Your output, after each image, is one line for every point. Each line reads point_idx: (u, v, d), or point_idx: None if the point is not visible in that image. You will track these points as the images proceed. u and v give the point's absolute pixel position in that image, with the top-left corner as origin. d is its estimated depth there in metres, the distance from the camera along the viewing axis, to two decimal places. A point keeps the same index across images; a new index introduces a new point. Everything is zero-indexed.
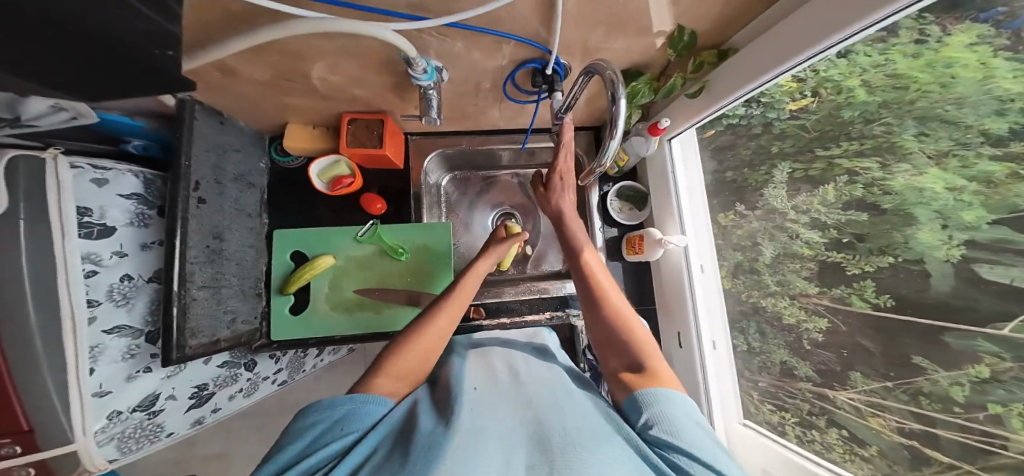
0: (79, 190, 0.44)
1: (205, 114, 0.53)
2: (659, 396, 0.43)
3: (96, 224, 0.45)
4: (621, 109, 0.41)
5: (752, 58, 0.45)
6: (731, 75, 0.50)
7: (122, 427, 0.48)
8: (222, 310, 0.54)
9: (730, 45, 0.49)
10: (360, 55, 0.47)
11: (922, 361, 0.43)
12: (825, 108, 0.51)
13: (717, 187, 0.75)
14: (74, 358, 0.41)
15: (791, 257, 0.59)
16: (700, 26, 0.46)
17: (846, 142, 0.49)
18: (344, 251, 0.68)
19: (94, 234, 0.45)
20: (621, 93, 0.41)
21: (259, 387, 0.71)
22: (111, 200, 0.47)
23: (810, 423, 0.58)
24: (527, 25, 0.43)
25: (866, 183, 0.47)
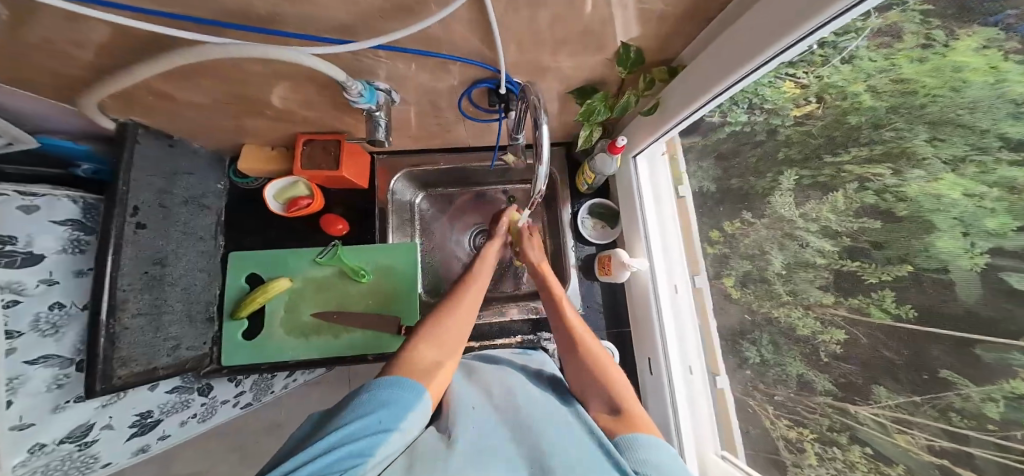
0: (5, 218, 0.43)
1: (151, 137, 0.54)
2: (641, 437, 0.44)
3: (19, 252, 0.44)
4: (546, 135, 0.40)
5: (701, 73, 0.42)
6: (682, 93, 0.48)
7: (46, 460, 0.47)
8: (162, 337, 0.53)
9: (679, 61, 0.47)
10: (298, 78, 0.45)
11: (950, 374, 0.35)
12: (830, 115, 0.45)
13: (721, 195, 0.67)
14: None
15: (801, 265, 0.52)
16: (646, 43, 0.43)
17: (855, 149, 0.43)
18: (301, 272, 0.68)
19: (17, 262, 0.44)
20: (544, 120, 0.39)
21: (216, 411, 0.72)
22: (42, 227, 0.47)
23: (830, 439, 0.49)
24: (468, 47, 0.41)
25: (877, 190, 0.41)
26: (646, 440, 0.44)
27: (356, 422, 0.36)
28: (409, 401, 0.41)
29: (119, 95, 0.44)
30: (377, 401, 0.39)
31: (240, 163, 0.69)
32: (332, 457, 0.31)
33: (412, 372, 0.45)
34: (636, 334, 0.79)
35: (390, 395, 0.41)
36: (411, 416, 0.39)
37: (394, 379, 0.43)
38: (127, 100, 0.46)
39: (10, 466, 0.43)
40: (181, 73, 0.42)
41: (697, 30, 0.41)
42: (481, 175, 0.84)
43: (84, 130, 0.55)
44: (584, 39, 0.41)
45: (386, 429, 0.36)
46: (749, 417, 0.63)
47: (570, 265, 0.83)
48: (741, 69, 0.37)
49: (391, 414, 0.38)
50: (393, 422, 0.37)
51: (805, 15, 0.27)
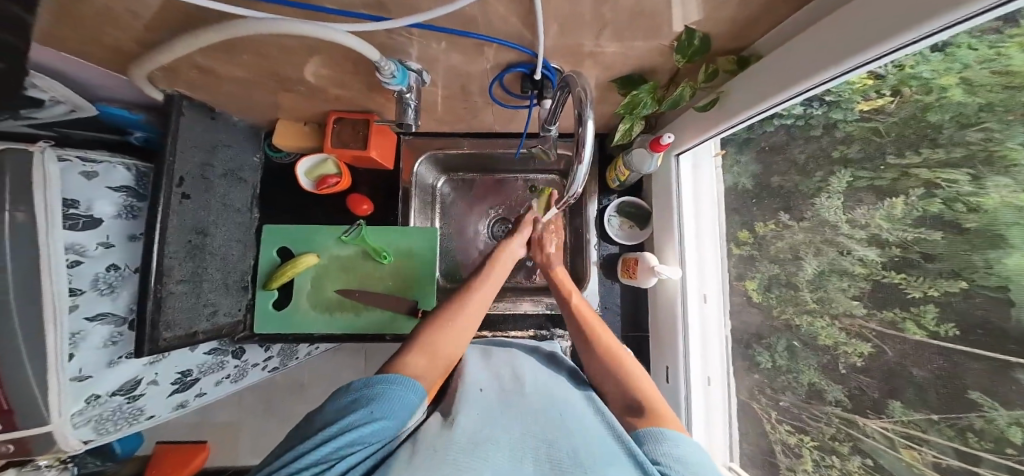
0: (69, 184, 0.48)
1: (194, 110, 0.55)
2: (668, 432, 0.42)
3: (81, 216, 0.49)
4: (591, 129, 0.37)
5: (786, 61, 0.36)
6: (750, 87, 0.43)
7: (99, 410, 0.53)
8: (202, 303, 0.57)
9: (753, 50, 0.42)
10: (333, 55, 0.44)
11: (980, 397, 0.33)
12: (906, 110, 0.39)
13: (758, 193, 0.62)
14: (54, 343, 0.45)
15: (839, 274, 0.48)
16: (715, 28, 0.38)
17: (927, 150, 0.37)
18: (327, 249, 0.71)
19: (79, 225, 0.48)
20: (590, 114, 0.36)
21: (248, 372, 0.78)
22: (100, 193, 0.51)
23: (829, 449, 0.49)
24: (508, 28, 0.38)
25: (946, 199, 0.35)
26: (676, 435, 0.42)
27: (359, 410, 0.38)
28: (404, 391, 0.43)
29: (166, 68, 0.46)
30: (379, 391, 0.42)
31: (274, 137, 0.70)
32: (338, 442, 0.34)
33: (404, 372, 0.46)
34: (654, 343, 0.78)
35: (389, 382, 0.43)
36: (410, 400, 0.42)
37: (387, 376, 0.44)
38: (173, 72, 0.47)
39: (71, 413, 0.49)
40: (220, 47, 0.42)
41: (775, 14, 0.35)
42: (502, 162, 0.82)
43: (136, 101, 0.57)
44: (637, 20, 0.36)
45: (390, 416, 0.39)
46: (748, 418, 0.63)
47: (591, 261, 0.79)
48: (835, 69, 0.31)
49: (397, 402, 0.41)
50: (392, 408, 0.40)
51: (929, 13, 0.22)
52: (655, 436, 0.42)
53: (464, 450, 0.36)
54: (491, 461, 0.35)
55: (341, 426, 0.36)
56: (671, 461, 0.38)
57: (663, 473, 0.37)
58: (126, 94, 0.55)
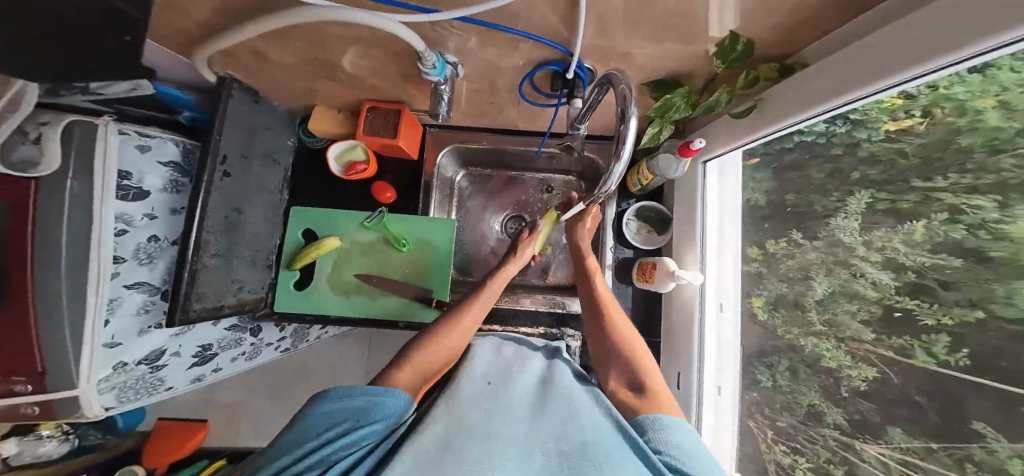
0: (124, 155, 0.50)
1: (243, 93, 0.56)
2: (664, 417, 0.43)
3: (132, 187, 0.51)
4: (632, 127, 0.37)
5: (825, 74, 0.37)
6: (790, 94, 0.42)
7: (124, 377, 0.54)
8: (230, 278, 0.58)
9: (798, 58, 0.42)
10: (383, 47, 0.46)
11: (983, 427, 0.35)
12: (936, 132, 0.38)
13: (771, 210, 0.64)
14: (93, 307, 0.46)
15: (848, 296, 0.50)
16: (757, 34, 0.38)
17: (955, 175, 0.37)
18: (349, 234, 0.73)
19: (129, 196, 0.50)
20: (633, 111, 0.36)
21: (261, 351, 0.80)
22: (152, 166, 0.53)
23: (824, 472, 0.52)
24: (548, 26, 0.39)
25: (971, 224, 0.35)
26: (674, 422, 0.42)
27: (345, 419, 0.38)
28: (388, 399, 0.43)
29: (224, 51, 0.48)
30: (365, 399, 0.42)
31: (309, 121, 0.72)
32: (327, 450, 0.34)
33: (398, 386, 0.47)
34: (666, 348, 0.76)
35: (376, 392, 0.43)
36: (394, 409, 0.43)
37: (373, 387, 0.44)
38: (229, 55, 0.49)
39: (98, 378, 0.50)
40: (280, 33, 0.43)
41: (817, 23, 0.36)
42: (521, 159, 0.83)
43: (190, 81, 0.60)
44: (678, 22, 0.36)
45: (377, 422, 0.39)
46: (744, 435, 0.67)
47: (605, 265, 0.80)
48: (870, 87, 0.32)
49: (383, 409, 0.41)
50: (377, 415, 0.40)
51: (963, 40, 0.22)
52: (654, 424, 0.43)
53: (473, 446, 0.36)
54: (497, 452, 0.36)
55: (324, 438, 0.36)
56: (672, 451, 0.38)
57: (666, 462, 0.37)
58: (184, 75, 0.59)
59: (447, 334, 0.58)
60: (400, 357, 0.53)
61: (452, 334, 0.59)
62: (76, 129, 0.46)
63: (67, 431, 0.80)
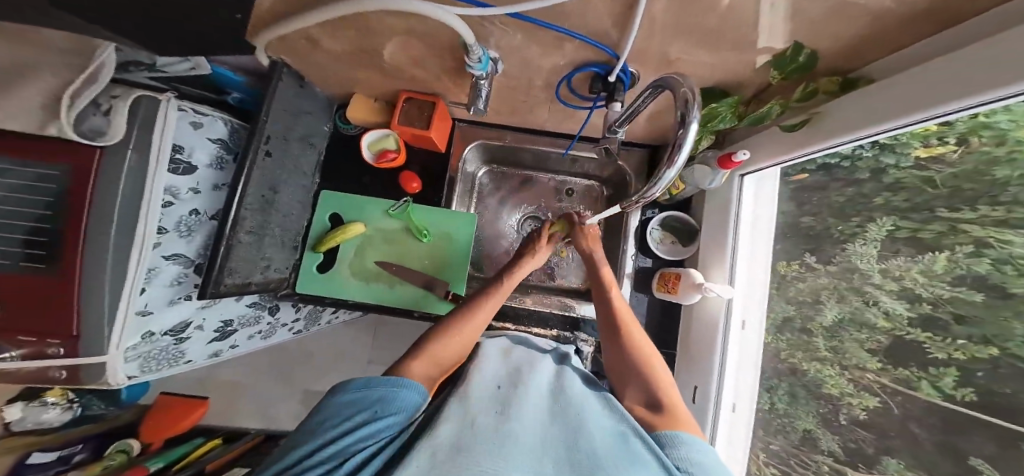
0: (178, 130, 0.50)
1: (289, 77, 0.59)
2: (683, 435, 0.41)
3: (183, 161, 0.51)
4: (692, 133, 0.33)
5: (873, 97, 0.36)
6: (852, 107, 0.39)
7: (149, 347, 0.54)
8: (260, 256, 0.58)
9: (864, 73, 0.39)
10: (429, 37, 0.48)
11: (981, 463, 0.37)
12: (969, 161, 0.39)
13: (783, 230, 0.68)
14: (131, 275, 0.46)
15: (857, 325, 0.52)
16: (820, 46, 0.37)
17: (985, 208, 0.38)
18: (374, 221, 0.75)
19: (179, 170, 0.51)
20: (695, 116, 0.33)
21: (275, 331, 0.81)
22: (201, 142, 0.54)
23: None
24: (597, 28, 0.39)
25: (997, 260, 0.37)
26: (693, 440, 0.40)
27: (363, 410, 0.38)
28: (405, 390, 0.43)
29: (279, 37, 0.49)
30: (383, 390, 0.41)
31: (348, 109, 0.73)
32: (348, 440, 0.34)
33: (411, 377, 0.46)
34: (684, 358, 0.74)
35: (394, 385, 0.43)
36: (410, 400, 0.42)
37: (391, 378, 0.44)
38: (284, 40, 0.51)
39: (126, 346, 0.50)
40: (338, 21, 0.45)
41: (872, 45, 0.36)
42: (544, 159, 0.84)
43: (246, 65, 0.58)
44: (730, 32, 0.36)
45: (394, 414, 0.39)
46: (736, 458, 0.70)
47: (625, 273, 0.78)
48: (914, 115, 0.32)
49: (399, 401, 0.41)
50: (393, 407, 0.40)
51: (1004, 78, 0.22)
52: (672, 441, 0.41)
53: (485, 445, 0.36)
54: (511, 459, 0.35)
55: (336, 432, 0.36)
56: (693, 468, 0.36)
57: None
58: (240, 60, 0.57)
59: (462, 329, 0.58)
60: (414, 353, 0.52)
61: (467, 330, 0.59)
62: (142, 103, 0.46)
63: (70, 401, 0.98)
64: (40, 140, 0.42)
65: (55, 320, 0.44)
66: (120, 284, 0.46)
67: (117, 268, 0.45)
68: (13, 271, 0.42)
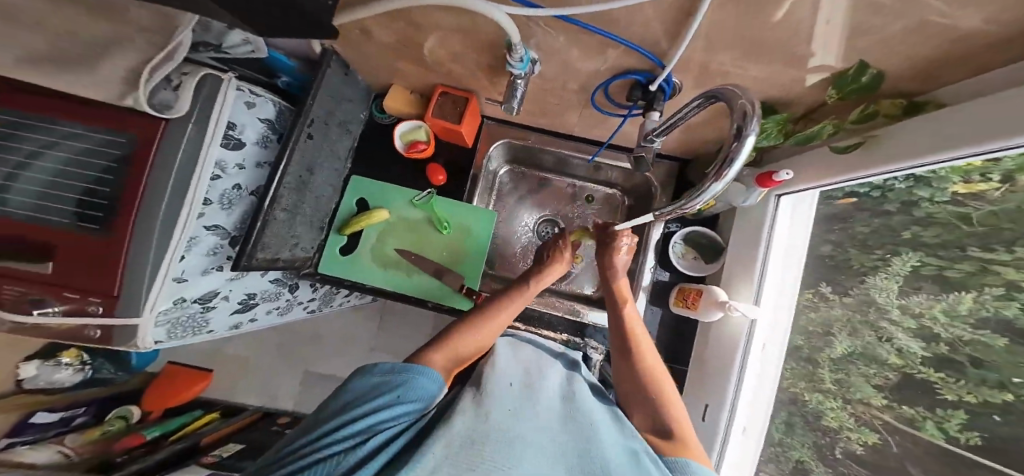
0: (234, 108, 0.50)
1: (337, 65, 0.61)
2: (693, 465, 0.39)
3: (235, 137, 0.51)
4: (747, 146, 0.32)
5: (929, 126, 0.34)
6: (905, 137, 0.37)
7: (177, 314, 0.55)
8: (289, 234, 0.61)
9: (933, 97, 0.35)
10: (470, 33, 0.49)
11: None
12: (1013, 199, 0.37)
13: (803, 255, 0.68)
14: (175, 242, 0.46)
15: (868, 359, 0.54)
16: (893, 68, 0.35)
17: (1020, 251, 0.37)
18: (398, 210, 0.77)
19: (231, 145, 0.51)
20: (752, 129, 0.31)
21: (292, 308, 0.84)
22: (252, 121, 0.54)
23: None
24: (646, 36, 0.39)
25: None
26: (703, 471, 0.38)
27: (386, 393, 0.39)
28: (426, 380, 0.43)
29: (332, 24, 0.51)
30: (406, 376, 0.42)
31: (385, 99, 0.75)
32: (373, 419, 0.35)
33: (433, 366, 0.47)
34: (697, 376, 0.72)
35: (418, 371, 0.43)
36: (429, 389, 0.42)
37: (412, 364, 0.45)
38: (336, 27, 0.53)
39: (157, 310, 0.50)
40: (391, 13, 0.47)
41: (940, 71, 0.33)
42: (568, 163, 0.85)
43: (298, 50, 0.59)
44: (779, 47, 0.36)
45: (414, 401, 0.39)
46: None
47: (641, 286, 0.78)
48: (962, 150, 0.30)
49: (419, 390, 0.41)
50: (414, 395, 0.40)
51: None
52: (682, 470, 0.39)
53: (497, 443, 0.35)
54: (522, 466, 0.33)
55: (358, 412, 0.36)
56: None
57: None
58: (293, 45, 0.58)
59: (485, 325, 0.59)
60: (434, 345, 0.52)
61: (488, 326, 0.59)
62: (208, 81, 0.46)
63: (81, 364, 1.09)
64: (113, 108, 0.43)
65: (100, 278, 0.43)
66: (161, 252, 0.45)
67: (162, 235, 0.45)
68: (68, 229, 0.42)
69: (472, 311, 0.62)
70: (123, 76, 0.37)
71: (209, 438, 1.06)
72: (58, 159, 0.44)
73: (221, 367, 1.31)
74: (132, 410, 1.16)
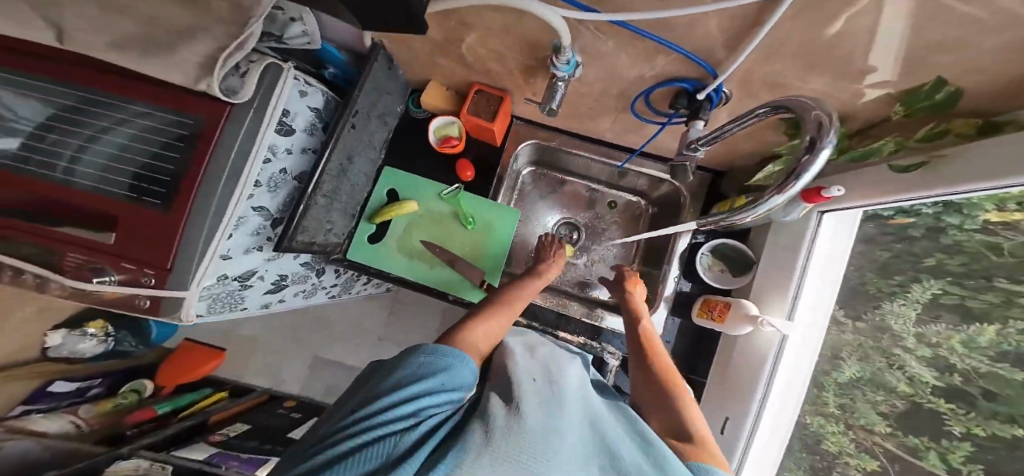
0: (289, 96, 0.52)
1: (383, 59, 0.63)
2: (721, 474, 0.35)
3: (287, 124, 0.53)
4: (820, 162, 0.30)
5: (982, 155, 0.32)
6: (960, 163, 0.35)
7: (219, 290, 0.57)
8: (326, 219, 0.63)
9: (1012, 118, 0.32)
10: (518, 36, 0.50)
11: None
12: None
13: None
14: (225, 220, 0.47)
15: (875, 385, 0.61)
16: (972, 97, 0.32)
17: None
18: (426, 202, 0.78)
19: (283, 131, 0.53)
20: (828, 141, 0.29)
21: (316, 291, 0.86)
22: (303, 108, 0.56)
23: None
24: (700, 44, 0.39)
25: None
26: None
27: (430, 377, 0.36)
28: (466, 369, 0.40)
29: None
30: (447, 360, 0.39)
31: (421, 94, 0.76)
32: (416, 405, 0.32)
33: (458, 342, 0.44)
34: (717, 390, 0.72)
35: (454, 354, 0.40)
36: (468, 381, 0.40)
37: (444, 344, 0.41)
38: None
39: (202, 286, 0.52)
40: (444, 12, 0.48)
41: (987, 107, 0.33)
42: (595, 168, 0.86)
43: (348, 44, 0.62)
44: (833, 61, 0.36)
45: (456, 390, 0.37)
46: None
47: (664, 294, 0.77)
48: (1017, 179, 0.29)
49: (460, 378, 0.38)
50: (455, 384, 0.37)
51: None
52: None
53: (532, 432, 0.30)
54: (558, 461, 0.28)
55: (400, 395, 0.33)
56: None
57: None
58: (343, 38, 0.61)
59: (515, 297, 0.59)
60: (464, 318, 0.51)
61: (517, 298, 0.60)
62: (271, 70, 0.48)
63: (105, 335, 1.12)
64: (180, 90, 0.46)
65: (157, 250, 0.45)
66: (213, 228, 0.47)
67: (216, 212, 0.47)
68: (130, 201, 0.45)
69: (489, 298, 0.58)
70: (198, 61, 0.40)
71: (217, 417, 1.08)
72: (126, 134, 0.48)
73: (234, 347, 1.33)
74: (146, 384, 1.19)
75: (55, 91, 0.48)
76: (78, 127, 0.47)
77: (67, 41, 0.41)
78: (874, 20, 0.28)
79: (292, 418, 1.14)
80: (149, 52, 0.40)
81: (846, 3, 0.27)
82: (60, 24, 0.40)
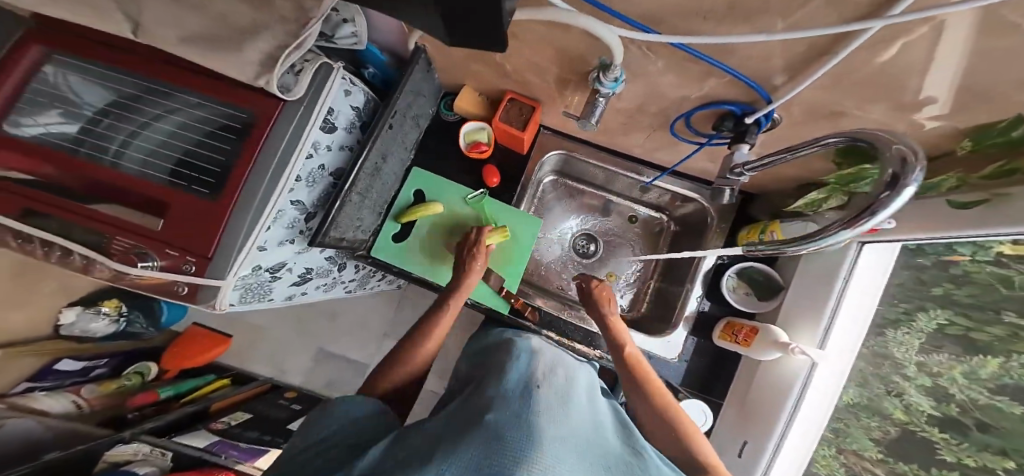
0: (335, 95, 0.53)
1: (424, 62, 0.64)
2: None
3: (331, 121, 0.54)
4: (899, 203, 0.26)
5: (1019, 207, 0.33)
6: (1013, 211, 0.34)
7: (252, 280, 0.57)
8: (357, 216, 0.63)
9: None
10: (563, 50, 0.51)
11: None
12: None
13: None
14: (266, 211, 0.48)
15: (870, 411, 0.65)
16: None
17: None
18: (452, 204, 0.78)
19: (327, 128, 0.54)
20: (916, 176, 0.25)
21: (335, 286, 0.86)
22: (346, 107, 0.57)
23: None
24: (755, 68, 0.40)
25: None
26: None
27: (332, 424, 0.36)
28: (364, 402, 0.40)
29: None
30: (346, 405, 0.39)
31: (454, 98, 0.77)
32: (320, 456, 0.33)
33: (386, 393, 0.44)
34: (736, 415, 0.72)
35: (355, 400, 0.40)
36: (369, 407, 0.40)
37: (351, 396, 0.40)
38: None
39: (238, 275, 0.52)
40: None
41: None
42: (618, 181, 0.86)
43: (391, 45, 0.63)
44: (886, 92, 0.37)
45: (362, 421, 0.38)
46: None
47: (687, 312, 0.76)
48: None
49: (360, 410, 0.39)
50: (359, 416, 0.38)
51: None
52: None
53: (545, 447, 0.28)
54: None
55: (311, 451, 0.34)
56: None
57: None
58: (387, 39, 0.62)
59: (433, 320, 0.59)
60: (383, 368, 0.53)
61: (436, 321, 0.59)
62: (323, 70, 0.50)
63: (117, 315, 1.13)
64: (235, 85, 0.48)
65: (203, 238, 0.46)
66: (255, 220, 0.48)
67: (260, 204, 0.48)
68: (177, 188, 0.47)
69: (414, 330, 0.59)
70: (259, 59, 0.41)
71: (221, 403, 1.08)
72: (174, 122, 0.51)
73: (240, 336, 1.33)
74: (150, 367, 1.20)
75: (114, 78, 0.51)
76: (133, 114, 0.51)
77: (141, 34, 0.41)
78: (939, 60, 0.29)
79: (292, 410, 1.15)
80: (214, 47, 0.41)
81: (920, 44, 0.27)
82: (136, 16, 0.41)
